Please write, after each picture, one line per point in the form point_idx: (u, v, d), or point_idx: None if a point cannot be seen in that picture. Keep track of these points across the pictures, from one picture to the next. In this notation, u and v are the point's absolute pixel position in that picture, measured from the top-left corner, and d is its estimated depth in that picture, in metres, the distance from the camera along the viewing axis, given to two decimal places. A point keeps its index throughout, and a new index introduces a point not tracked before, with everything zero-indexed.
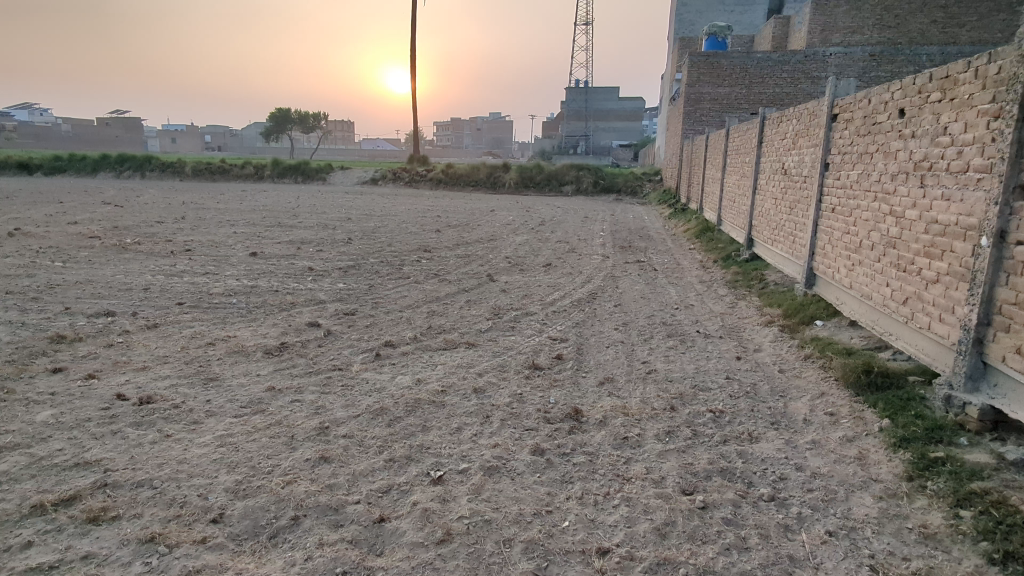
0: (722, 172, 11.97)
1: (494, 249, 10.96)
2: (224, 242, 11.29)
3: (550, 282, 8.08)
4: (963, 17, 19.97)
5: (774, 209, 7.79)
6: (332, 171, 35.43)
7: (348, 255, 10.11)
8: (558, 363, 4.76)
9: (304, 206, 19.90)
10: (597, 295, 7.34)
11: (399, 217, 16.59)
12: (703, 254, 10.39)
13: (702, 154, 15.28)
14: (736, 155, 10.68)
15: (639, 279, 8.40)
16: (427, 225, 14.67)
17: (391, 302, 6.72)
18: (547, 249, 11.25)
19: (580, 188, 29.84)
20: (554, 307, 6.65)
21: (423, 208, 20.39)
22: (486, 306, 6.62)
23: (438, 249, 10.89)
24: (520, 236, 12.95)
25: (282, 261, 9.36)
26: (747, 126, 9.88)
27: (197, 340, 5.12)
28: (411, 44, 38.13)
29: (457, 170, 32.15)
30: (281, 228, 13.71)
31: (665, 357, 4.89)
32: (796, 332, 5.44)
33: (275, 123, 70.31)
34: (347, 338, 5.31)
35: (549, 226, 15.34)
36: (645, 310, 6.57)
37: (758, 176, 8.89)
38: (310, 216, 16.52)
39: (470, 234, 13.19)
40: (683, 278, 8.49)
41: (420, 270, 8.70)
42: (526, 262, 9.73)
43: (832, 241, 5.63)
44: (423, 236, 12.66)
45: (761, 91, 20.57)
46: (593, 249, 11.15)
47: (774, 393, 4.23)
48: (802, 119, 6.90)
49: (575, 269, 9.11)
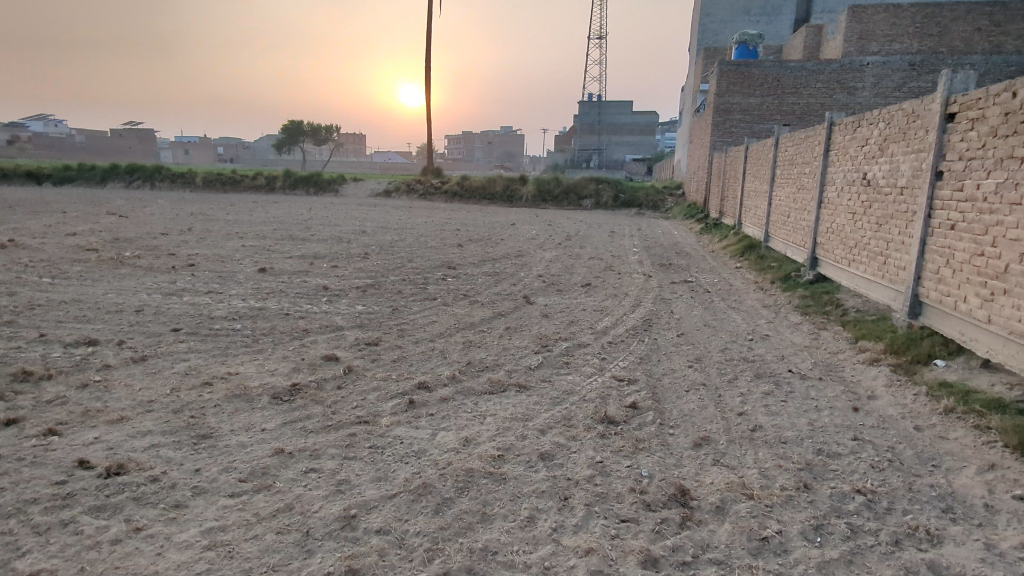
0: (769, 184, 11.10)
1: (523, 267, 10.09)
2: (232, 256, 10.49)
3: (595, 306, 7.18)
4: (1009, 25, 19.12)
5: (852, 224, 6.86)
6: (345, 183, 34.91)
7: (365, 272, 9.28)
8: (632, 415, 3.84)
9: (317, 218, 19.15)
10: (651, 322, 6.42)
11: (415, 230, 15.77)
12: (755, 274, 9.46)
13: (740, 167, 14.43)
14: (789, 167, 9.80)
15: (694, 303, 7.47)
16: (447, 239, 13.85)
17: (419, 329, 5.86)
18: (580, 266, 10.35)
19: (599, 202, 29.03)
20: (607, 337, 5.74)
21: (440, 221, 19.65)
22: (529, 335, 5.72)
23: (463, 266, 10.04)
24: (548, 253, 12.08)
25: (294, 278, 8.54)
26: (806, 134, 9.00)
27: (191, 379, 4.26)
28: (426, 57, 37.86)
29: (473, 182, 31.43)
30: (292, 241, 12.94)
31: (764, 407, 3.96)
32: (915, 375, 4.47)
33: (288, 135, 70.23)
34: (371, 376, 4.43)
35: (576, 241, 14.49)
36: (714, 342, 5.64)
37: (824, 188, 7.98)
38: (322, 229, 15.76)
39: (494, 249, 12.32)
40: (743, 303, 7.56)
41: (447, 291, 7.84)
42: (562, 281, 8.85)
43: (951, 263, 4.68)
44: (443, 252, 11.81)
45: (793, 101, 19.68)
46: (631, 267, 10.25)
47: (924, 460, 3.28)
48: (893, 121, 5.98)
49: (617, 291, 8.20)
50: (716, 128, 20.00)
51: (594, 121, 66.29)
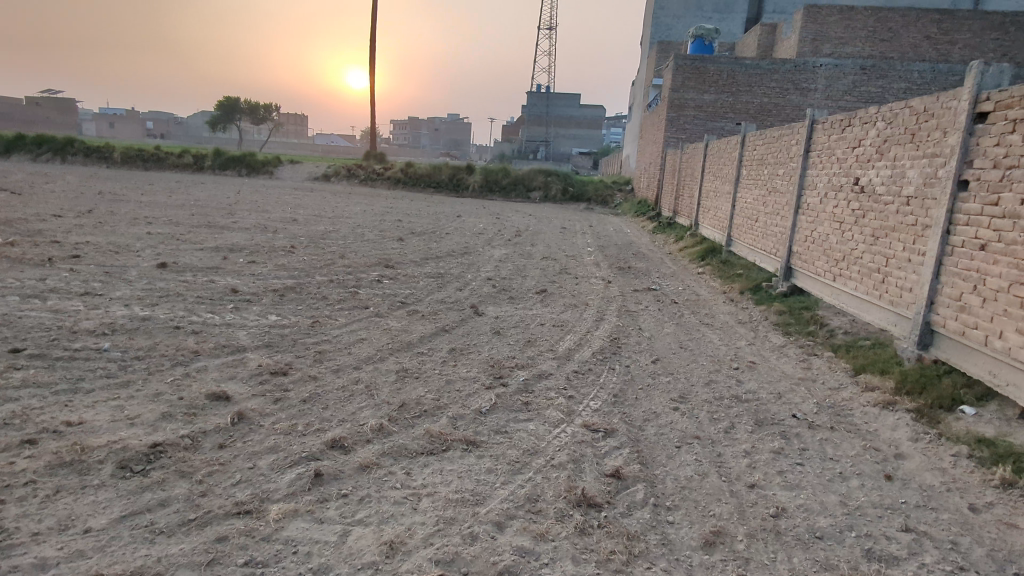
0: (733, 185, 10.45)
1: (470, 268, 9.05)
2: (131, 246, 8.99)
3: (554, 320, 6.24)
4: (956, 34, 19.29)
5: (839, 234, 6.18)
6: (280, 165, 32.78)
7: (287, 270, 8.02)
8: (616, 491, 2.90)
9: (244, 202, 17.45)
10: (620, 343, 5.53)
11: (353, 220, 14.44)
12: (720, 282, 8.77)
13: (697, 165, 13.79)
14: (758, 167, 9.16)
15: (663, 318, 6.64)
16: (387, 232, 12.63)
17: (341, 353, 4.75)
18: (533, 268, 9.39)
19: (548, 195, 28.27)
20: (570, 365, 4.80)
21: (380, 210, 18.31)
22: (478, 362, 4.71)
23: (402, 265, 8.91)
24: (498, 251, 11.08)
25: (199, 276, 7.21)
26: (779, 132, 8.34)
27: (6, 436, 3.03)
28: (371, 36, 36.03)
29: (417, 169, 30.03)
30: (209, 229, 11.41)
31: (781, 477, 3.10)
32: (943, 425, 3.72)
33: (222, 112, 66.23)
34: (268, 427, 3.32)
35: (526, 237, 13.54)
36: (697, 373, 4.78)
37: (802, 192, 7.31)
38: (247, 215, 14.23)
39: (438, 245, 11.21)
40: (715, 317, 6.77)
41: (381, 297, 6.71)
42: (513, 286, 7.88)
43: (979, 289, 3.97)
44: (382, 247, 10.63)
45: (748, 100, 19.25)
46: (588, 270, 9.38)
47: (1004, 564, 2.48)
48: (898, 120, 5.29)
49: (577, 300, 7.29)
50: (671, 124, 19.45)
51: (542, 112, 65.52)
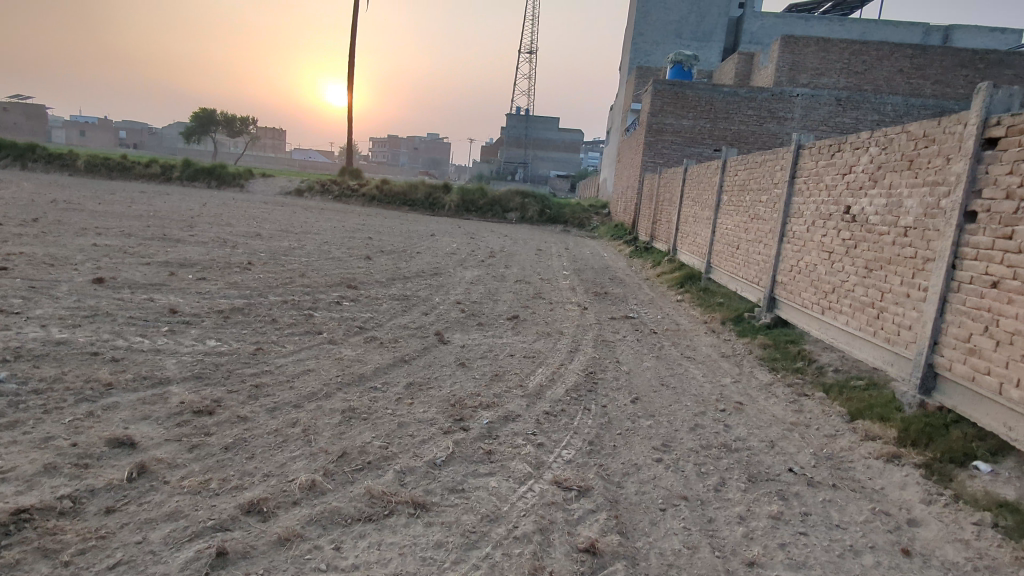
0: (712, 210, 10.16)
1: (439, 290, 8.52)
2: (70, 258, 8.28)
3: (525, 350, 5.74)
4: (928, 70, 19.61)
5: (828, 265, 5.83)
6: (252, 178, 31.99)
7: (239, 287, 7.40)
8: (590, 574, 2.39)
9: (208, 215, 16.71)
10: (596, 379, 5.06)
11: (320, 236, 13.82)
12: (700, 311, 8.38)
13: (676, 190, 13.54)
14: (739, 193, 8.87)
15: (642, 350, 6.19)
16: (355, 250, 12.06)
17: (281, 388, 4.18)
18: (505, 292, 8.90)
19: (525, 217, 27.97)
20: (541, 404, 4.30)
21: (352, 227, 17.73)
22: (437, 400, 4.19)
23: (366, 286, 8.35)
24: (470, 272, 10.59)
25: (137, 293, 6.56)
26: (762, 158, 8.06)
27: None
28: (351, 52, 35.71)
29: (393, 187, 29.54)
30: (162, 241, 10.72)
31: (784, 551, 2.63)
32: (958, 484, 3.31)
33: (196, 123, 65.03)
34: (173, 484, 2.74)
35: (500, 258, 13.10)
36: (680, 416, 4.32)
37: (787, 220, 6.98)
38: (208, 228, 13.52)
39: (407, 265, 10.67)
40: (696, 350, 6.35)
41: (338, 321, 6.15)
42: (483, 311, 7.38)
43: (992, 330, 3.60)
44: (347, 265, 10.05)
45: (725, 127, 19.22)
46: (564, 296, 8.93)
47: None
48: (894, 146, 4.98)
49: (551, 327, 6.81)
50: (649, 148, 19.31)
51: (521, 134, 65.74)
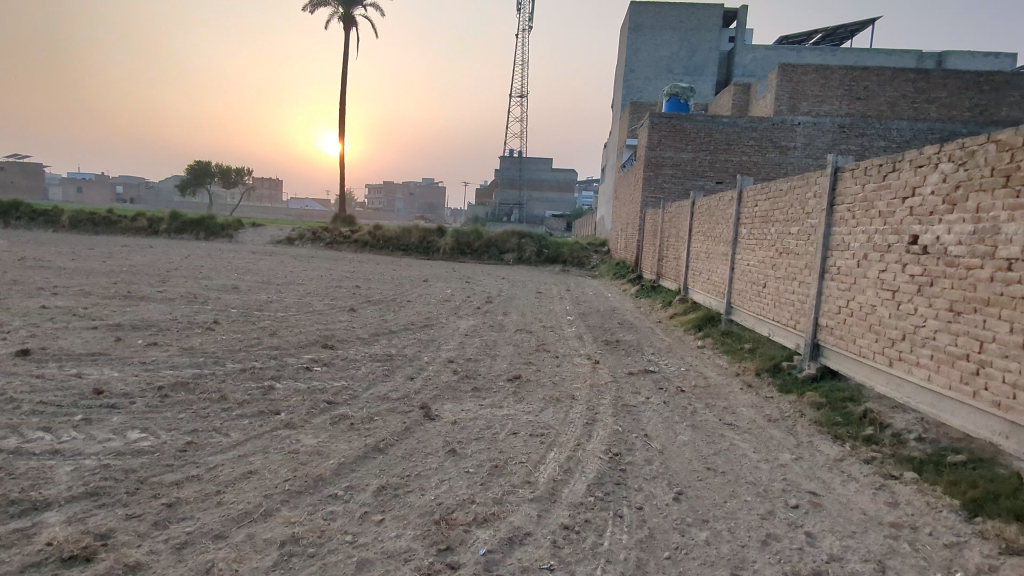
0: (729, 245, 9.19)
1: (429, 346, 7.47)
2: (5, 324, 7.24)
3: (531, 424, 4.67)
4: (933, 93, 19.06)
5: (893, 307, 4.80)
6: (241, 228, 31.23)
7: (194, 352, 6.35)
8: None
9: (187, 268, 15.75)
10: (624, 465, 3.98)
11: (303, 287, 12.83)
12: (727, 359, 7.30)
13: (684, 224, 12.63)
14: (760, 225, 7.91)
15: (672, 415, 5.12)
16: (339, 301, 11.04)
17: (205, 506, 3.09)
18: (505, 345, 7.85)
19: (522, 258, 27.11)
20: (556, 514, 3.22)
21: (340, 275, 16.77)
22: (416, 517, 3.11)
23: (345, 344, 7.29)
24: (464, 322, 9.55)
25: (63, 367, 5.47)
26: (787, 185, 7.12)
27: None
28: (342, 99, 35.48)
29: (386, 232, 28.79)
30: (124, 299, 9.69)
31: None
32: None
33: (190, 176, 64.96)
34: None
35: (498, 304, 12.08)
36: (742, 523, 3.24)
37: (826, 254, 5.95)
38: (182, 282, 12.54)
39: (395, 317, 9.63)
40: (737, 411, 5.28)
41: (302, 394, 5.08)
42: (479, 371, 6.31)
43: None
44: (327, 320, 9.01)
45: (727, 158, 18.51)
46: (571, 347, 7.86)
47: None
48: (977, 160, 4.03)
49: (560, 389, 5.74)
50: (649, 182, 18.55)
51: (515, 176, 65.72)
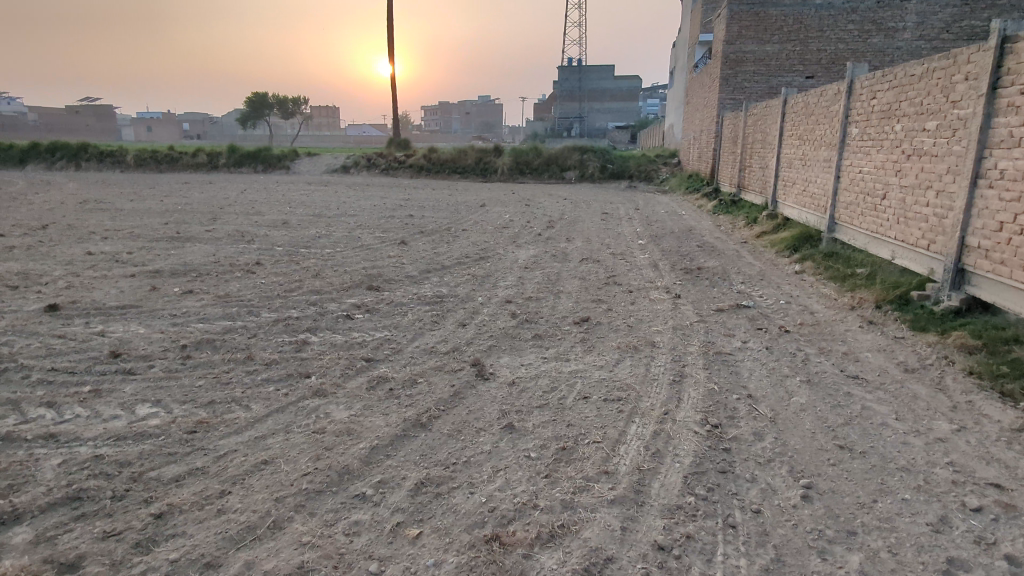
0: (834, 149, 7.77)
1: (484, 283, 6.69)
2: (47, 274, 6.96)
3: (605, 385, 3.83)
4: None
5: None
6: (298, 159, 31.09)
7: (229, 301, 5.82)
8: None
9: (242, 204, 15.51)
10: (728, 443, 3.10)
11: (354, 219, 12.26)
12: (836, 288, 6.15)
13: (772, 128, 11.04)
14: (879, 121, 6.50)
15: (779, 367, 4.14)
16: (391, 233, 10.39)
17: (201, 517, 2.47)
18: (569, 279, 6.97)
19: (584, 175, 25.66)
20: (646, 526, 2.42)
21: (394, 204, 16.15)
22: (462, 532, 2.39)
23: (392, 285, 6.61)
24: (524, 252, 8.69)
25: (88, 325, 5.03)
26: (920, 67, 5.68)
27: None
28: (389, 15, 33.78)
29: (441, 154, 27.83)
30: (172, 241, 9.38)
31: None
32: None
33: (250, 108, 65.33)
34: None
35: (561, 229, 11.11)
36: (908, 540, 2.34)
37: (982, 153, 4.63)
38: (233, 219, 12.22)
39: (448, 249, 8.87)
40: (861, 358, 4.25)
41: (338, 351, 4.43)
42: (543, 313, 5.50)
43: None
44: (376, 256, 8.37)
45: (818, 48, 16.20)
46: (645, 279, 6.89)
47: None
48: None
49: (638, 334, 4.85)
50: (726, 82, 16.54)
51: (574, 87, 62.37)
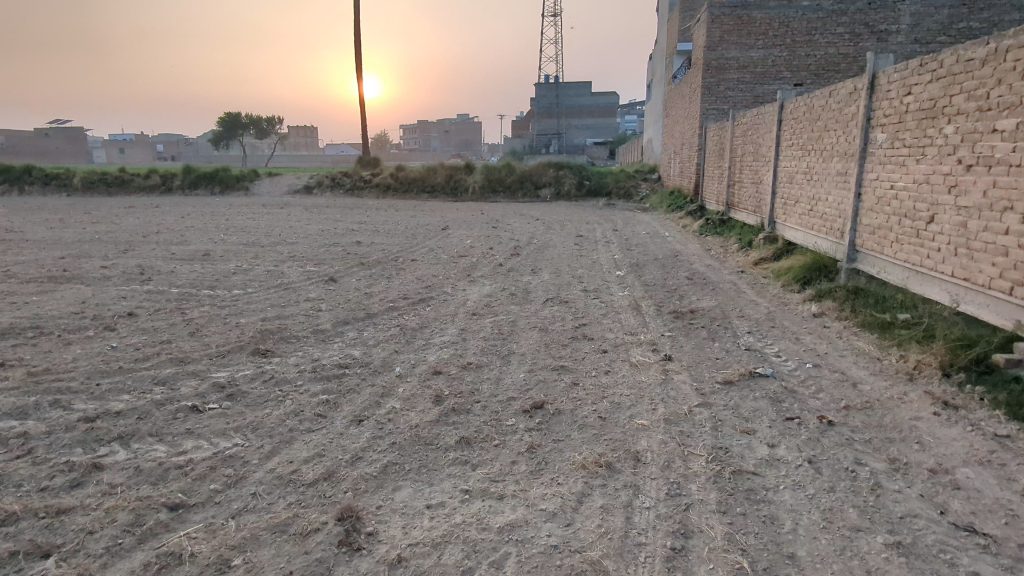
0: (853, 160, 6.35)
1: (414, 342, 5.11)
2: None
3: (555, 563, 2.21)
4: None
5: None
6: (258, 180, 29.43)
7: (41, 381, 4.12)
8: None
9: (175, 232, 13.82)
10: None
11: (290, 249, 10.63)
12: (876, 342, 4.67)
13: (767, 138, 9.66)
14: (918, 123, 5.12)
15: (842, 506, 2.56)
16: (326, 267, 8.80)
17: None
18: (526, 330, 5.40)
19: (560, 192, 24.31)
20: None
21: (347, 228, 14.56)
22: None
23: (290, 347, 4.98)
24: (477, 290, 7.13)
25: None
26: (986, 48, 4.29)
27: None
28: (356, 31, 32.50)
29: (409, 173, 26.34)
30: (50, 283, 7.65)
31: None
32: None
33: (220, 128, 63.53)
34: None
35: (528, 258, 9.57)
36: None
37: None
38: (149, 252, 10.54)
39: (385, 288, 7.29)
40: (962, 483, 2.70)
41: (137, 488, 2.76)
42: (481, 394, 3.92)
43: None
44: (291, 300, 6.73)
45: (806, 53, 15.04)
46: (625, 330, 5.32)
47: None
48: None
49: (613, 435, 3.25)
50: (709, 91, 15.26)
51: (551, 104, 61.57)
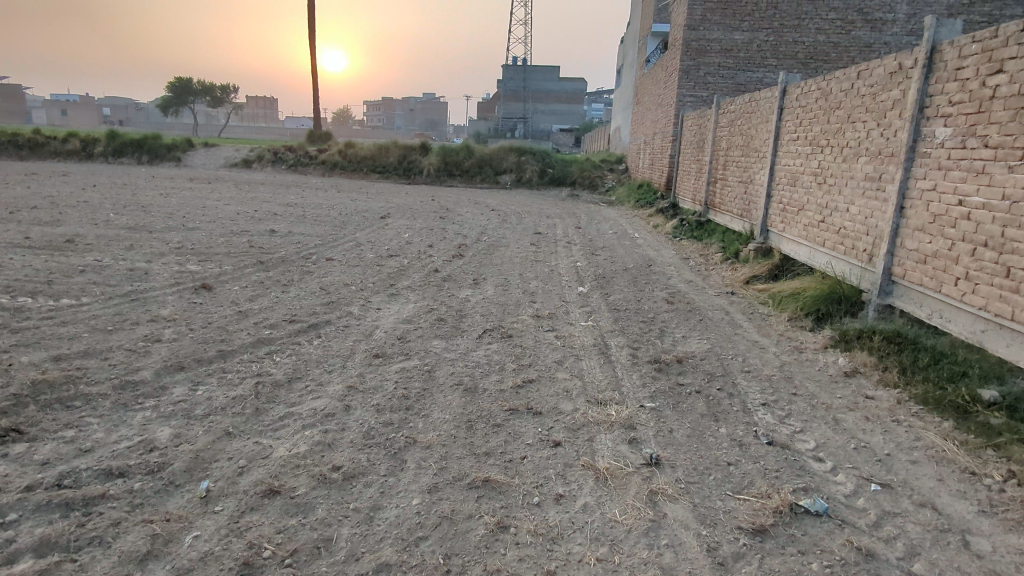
0: (893, 160, 4.82)
1: (266, 412, 3.32)
2: None
3: None
4: None
5: None
6: (193, 150, 26.69)
7: None
8: None
9: (58, 208, 11.50)
10: None
11: (182, 239, 8.59)
12: (960, 438, 3.13)
13: (761, 130, 8.14)
14: (1014, 114, 3.59)
15: None
16: (211, 266, 6.86)
17: None
18: (443, 391, 3.68)
19: (521, 179, 22.56)
20: None
21: (271, 212, 12.50)
22: None
23: (57, 420, 3.10)
24: (395, 312, 5.36)
25: None
26: None
27: None
28: None
29: (358, 150, 24.15)
30: None
31: None
32: None
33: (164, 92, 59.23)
34: None
35: (472, 261, 7.83)
36: None
37: None
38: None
39: (271, 304, 5.45)
40: None
41: None
42: (330, 553, 2.18)
43: None
44: (129, 320, 4.82)
45: (795, 39, 13.62)
46: (586, 396, 3.64)
47: None
48: None
49: None
50: (687, 76, 13.69)
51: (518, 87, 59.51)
